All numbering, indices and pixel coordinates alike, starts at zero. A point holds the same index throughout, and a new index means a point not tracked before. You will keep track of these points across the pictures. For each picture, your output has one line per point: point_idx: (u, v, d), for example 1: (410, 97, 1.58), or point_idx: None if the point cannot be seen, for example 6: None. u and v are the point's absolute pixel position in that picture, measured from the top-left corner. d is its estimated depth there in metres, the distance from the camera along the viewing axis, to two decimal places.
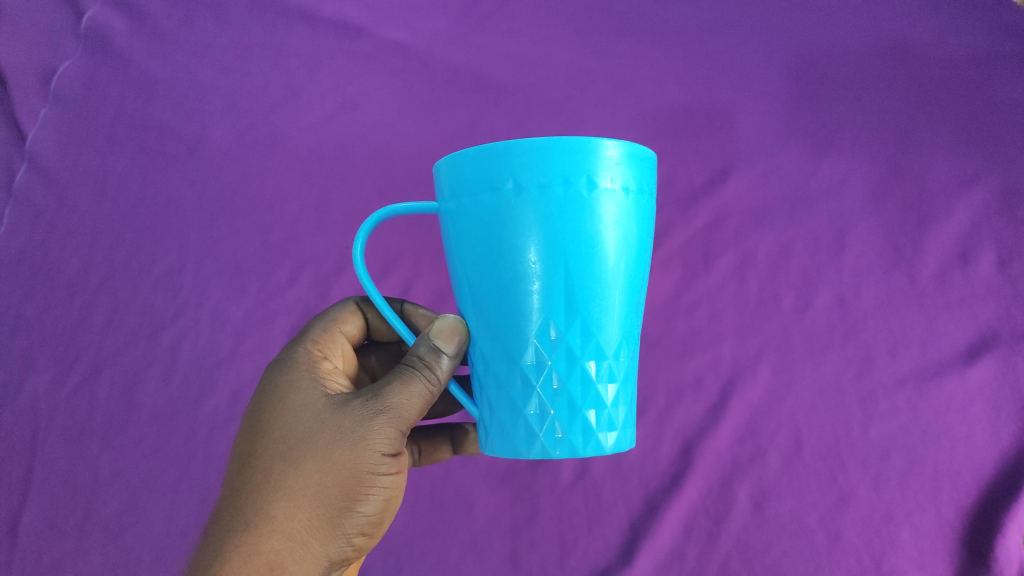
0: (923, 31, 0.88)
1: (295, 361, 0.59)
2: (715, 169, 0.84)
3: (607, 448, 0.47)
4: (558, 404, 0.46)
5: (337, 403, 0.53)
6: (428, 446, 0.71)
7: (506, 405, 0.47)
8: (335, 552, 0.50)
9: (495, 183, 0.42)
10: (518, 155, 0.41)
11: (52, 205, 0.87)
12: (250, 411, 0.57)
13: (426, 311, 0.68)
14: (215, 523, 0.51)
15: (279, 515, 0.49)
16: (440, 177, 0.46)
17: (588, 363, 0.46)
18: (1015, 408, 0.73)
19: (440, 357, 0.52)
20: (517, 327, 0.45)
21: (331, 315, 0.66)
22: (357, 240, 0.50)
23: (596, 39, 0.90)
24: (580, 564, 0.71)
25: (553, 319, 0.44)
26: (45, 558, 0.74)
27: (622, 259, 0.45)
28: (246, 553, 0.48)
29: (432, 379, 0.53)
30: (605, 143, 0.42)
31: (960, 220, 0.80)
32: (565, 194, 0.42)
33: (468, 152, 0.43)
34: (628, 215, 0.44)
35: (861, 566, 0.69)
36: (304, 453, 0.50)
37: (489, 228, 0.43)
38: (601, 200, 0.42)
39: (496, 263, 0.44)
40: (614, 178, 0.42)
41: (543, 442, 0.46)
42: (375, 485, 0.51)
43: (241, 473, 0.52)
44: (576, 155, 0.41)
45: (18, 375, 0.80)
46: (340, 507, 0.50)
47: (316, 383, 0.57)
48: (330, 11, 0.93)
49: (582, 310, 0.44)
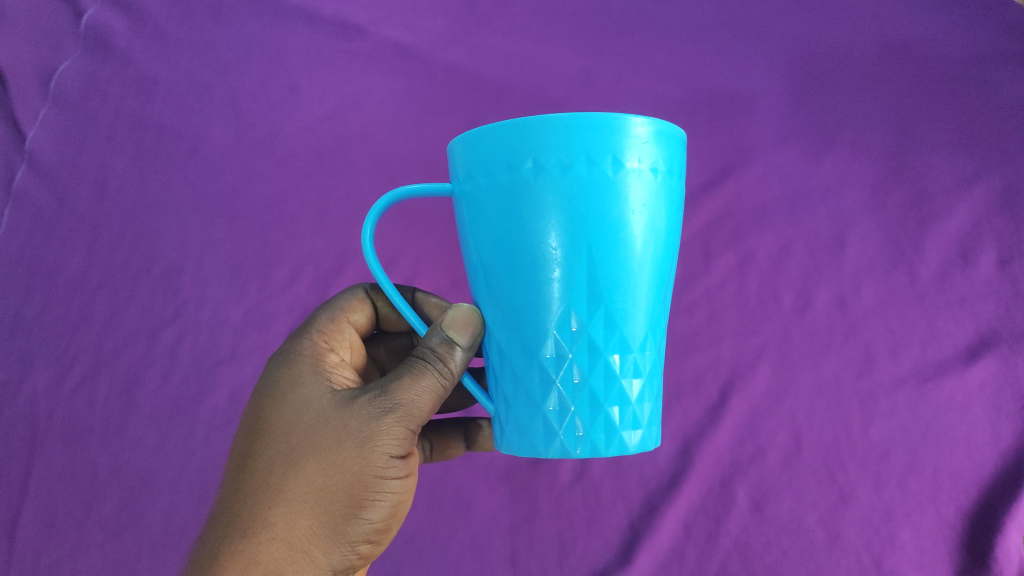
0: (926, 29, 0.88)
1: (299, 353, 0.59)
2: (715, 169, 0.84)
3: (631, 447, 0.46)
4: (578, 401, 0.46)
5: (343, 400, 0.52)
6: (440, 442, 0.71)
7: (524, 401, 0.47)
8: (339, 560, 0.50)
9: (514, 163, 0.42)
10: (539, 133, 0.41)
11: (51, 204, 0.87)
12: (250, 407, 0.57)
13: (439, 301, 0.68)
14: (215, 526, 0.52)
15: (281, 522, 0.49)
16: (455, 158, 0.46)
17: (612, 356, 0.45)
18: (1015, 407, 0.73)
19: (453, 349, 0.52)
20: (536, 317, 0.45)
21: (338, 304, 0.66)
22: (366, 224, 0.49)
23: (596, 40, 0.90)
24: (580, 565, 0.71)
25: (575, 309, 0.44)
26: (45, 557, 0.74)
27: (648, 245, 0.44)
28: (244, 562, 0.48)
29: (445, 373, 0.52)
30: (632, 120, 0.41)
31: (961, 220, 0.79)
32: (589, 174, 0.41)
33: (486, 130, 0.42)
34: (655, 197, 0.43)
35: (861, 566, 0.69)
36: (306, 456, 0.50)
37: (507, 211, 0.43)
38: (627, 180, 0.42)
39: (515, 249, 0.43)
40: (641, 158, 0.42)
41: (563, 440, 0.46)
42: (382, 490, 0.50)
43: (240, 475, 0.52)
44: (601, 133, 0.41)
45: (18, 374, 0.80)
46: (344, 514, 0.49)
47: (320, 377, 0.56)
48: (330, 11, 0.93)
49: (606, 300, 0.44)
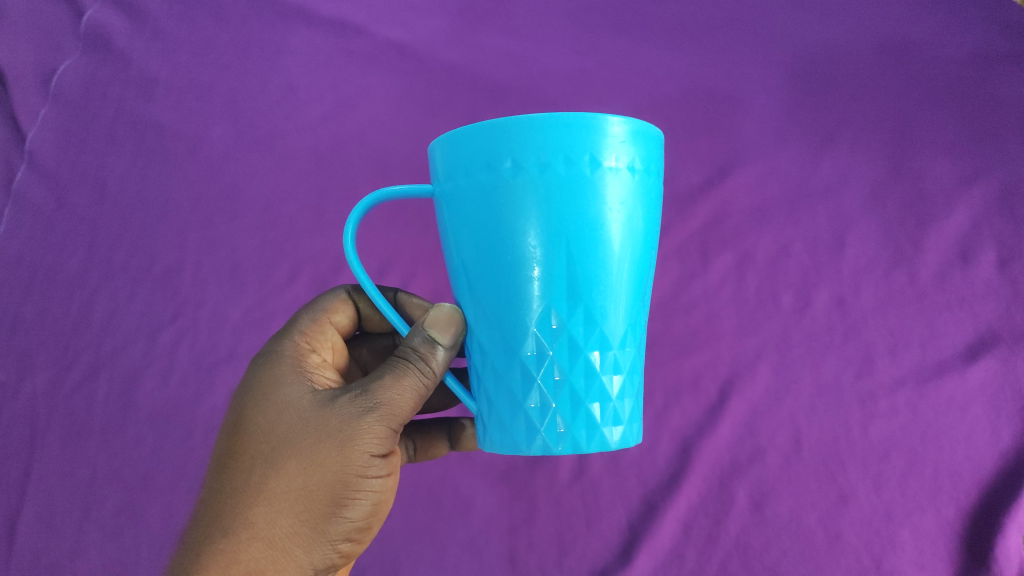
0: (925, 29, 0.88)
1: (281, 354, 0.59)
2: (714, 169, 0.84)
3: (613, 443, 0.46)
4: (560, 398, 0.45)
5: (323, 400, 0.52)
6: (424, 442, 0.71)
7: (505, 399, 0.47)
8: (320, 559, 0.50)
9: (493, 163, 0.42)
10: (518, 133, 0.41)
11: (51, 204, 0.87)
12: (232, 408, 0.57)
13: (421, 301, 0.68)
14: (197, 526, 0.52)
15: (261, 521, 0.49)
16: (436, 158, 0.46)
17: (592, 353, 0.45)
18: (1015, 407, 0.73)
19: (435, 349, 0.52)
20: (516, 315, 0.45)
21: (321, 305, 0.66)
22: (349, 225, 0.49)
23: (596, 39, 0.90)
24: (579, 565, 0.71)
25: (554, 307, 0.44)
26: (45, 556, 0.74)
27: (627, 243, 0.44)
28: (225, 561, 0.48)
29: (426, 372, 0.52)
30: (609, 119, 0.41)
31: (960, 219, 0.79)
32: (567, 173, 0.41)
33: (465, 131, 0.42)
34: (633, 196, 0.43)
35: (861, 566, 0.69)
36: (287, 455, 0.50)
37: (486, 211, 0.43)
38: (605, 179, 0.42)
39: (495, 248, 0.43)
40: (618, 157, 0.42)
41: (544, 438, 0.46)
42: (363, 489, 0.50)
43: (221, 476, 0.52)
44: (579, 132, 0.41)
45: (17, 374, 0.80)
46: (325, 513, 0.49)
47: (301, 377, 0.56)
48: (329, 11, 0.93)
49: (585, 298, 0.44)
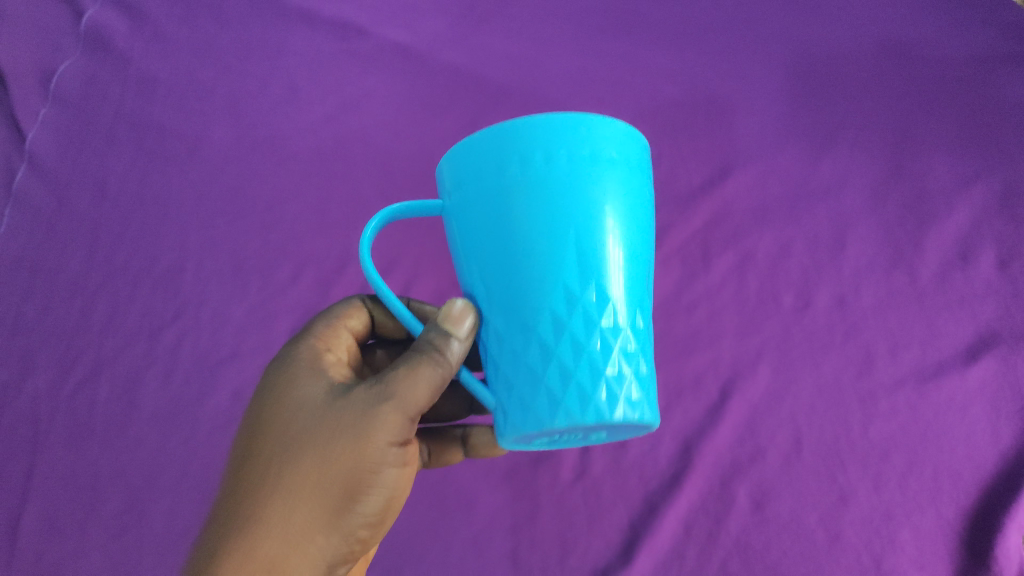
0: (922, 33, 0.90)
1: (297, 355, 0.58)
2: (715, 168, 0.84)
3: (638, 415, 0.44)
4: (580, 371, 0.43)
5: (340, 397, 0.52)
6: (438, 445, 0.71)
7: (524, 379, 0.44)
8: (338, 549, 0.51)
9: (500, 160, 0.42)
10: (521, 129, 0.41)
11: (51, 204, 0.87)
12: (250, 408, 0.57)
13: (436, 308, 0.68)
14: (216, 520, 0.52)
15: (280, 515, 0.50)
16: (444, 173, 0.46)
17: (608, 326, 0.44)
18: (1014, 407, 0.73)
19: (451, 341, 0.50)
20: (531, 295, 0.43)
21: (335, 312, 0.65)
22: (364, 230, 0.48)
23: (595, 42, 0.91)
24: (580, 564, 0.71)
25: (569, 285, 0.43)
26: (44, 559, 0.73)
27: (632, 225, 0.44)
28: (245, 554, 0.49)
29: (442, 363, 0.50)
30: (604, 117, 0.43)
31: (960, 220, 0.80)
32: (571, 165, 0.42)
33: (471, 139, 0.43)
34: (634, 187, 0.44)
35: (862, 566, 0.68)
36: (305, 452, 0.50)
37: (496, 205, 0.43)
38: (608, 170, 0.42)
39: (508, 237, 0.43)
40: (618, 150, 0.43)
41: (568, 411, 0.43)
42: (380, 482, 0.51)
43: (240, 472, 0.53)
44: (579, 130, 0.42)
45: (17, 375, 0.80)
46: (343, 506, 0.50)
47: (318, 376, 0.55)
48: (331, 13, 0.94)
49: (599, 274, 0.43)
